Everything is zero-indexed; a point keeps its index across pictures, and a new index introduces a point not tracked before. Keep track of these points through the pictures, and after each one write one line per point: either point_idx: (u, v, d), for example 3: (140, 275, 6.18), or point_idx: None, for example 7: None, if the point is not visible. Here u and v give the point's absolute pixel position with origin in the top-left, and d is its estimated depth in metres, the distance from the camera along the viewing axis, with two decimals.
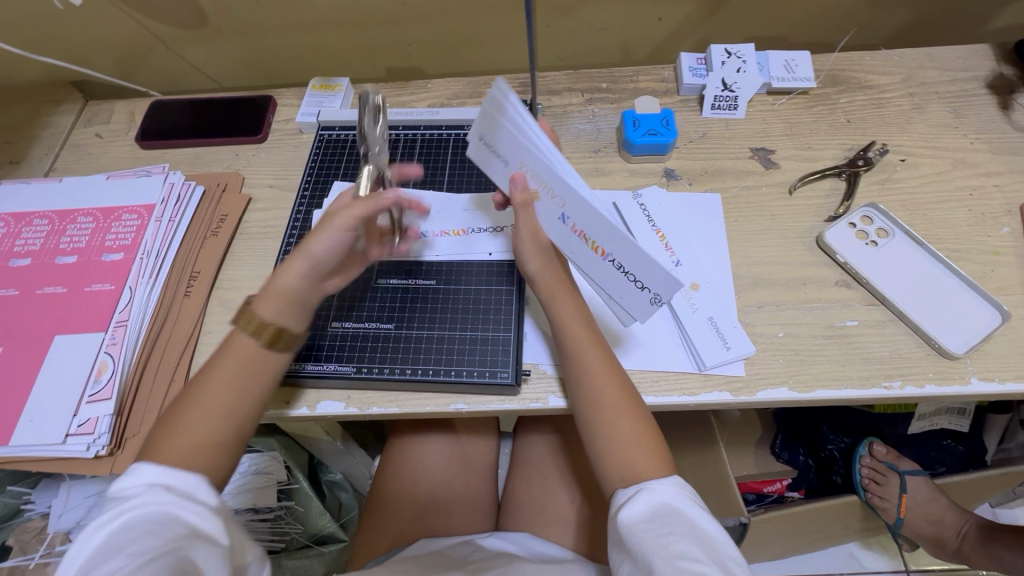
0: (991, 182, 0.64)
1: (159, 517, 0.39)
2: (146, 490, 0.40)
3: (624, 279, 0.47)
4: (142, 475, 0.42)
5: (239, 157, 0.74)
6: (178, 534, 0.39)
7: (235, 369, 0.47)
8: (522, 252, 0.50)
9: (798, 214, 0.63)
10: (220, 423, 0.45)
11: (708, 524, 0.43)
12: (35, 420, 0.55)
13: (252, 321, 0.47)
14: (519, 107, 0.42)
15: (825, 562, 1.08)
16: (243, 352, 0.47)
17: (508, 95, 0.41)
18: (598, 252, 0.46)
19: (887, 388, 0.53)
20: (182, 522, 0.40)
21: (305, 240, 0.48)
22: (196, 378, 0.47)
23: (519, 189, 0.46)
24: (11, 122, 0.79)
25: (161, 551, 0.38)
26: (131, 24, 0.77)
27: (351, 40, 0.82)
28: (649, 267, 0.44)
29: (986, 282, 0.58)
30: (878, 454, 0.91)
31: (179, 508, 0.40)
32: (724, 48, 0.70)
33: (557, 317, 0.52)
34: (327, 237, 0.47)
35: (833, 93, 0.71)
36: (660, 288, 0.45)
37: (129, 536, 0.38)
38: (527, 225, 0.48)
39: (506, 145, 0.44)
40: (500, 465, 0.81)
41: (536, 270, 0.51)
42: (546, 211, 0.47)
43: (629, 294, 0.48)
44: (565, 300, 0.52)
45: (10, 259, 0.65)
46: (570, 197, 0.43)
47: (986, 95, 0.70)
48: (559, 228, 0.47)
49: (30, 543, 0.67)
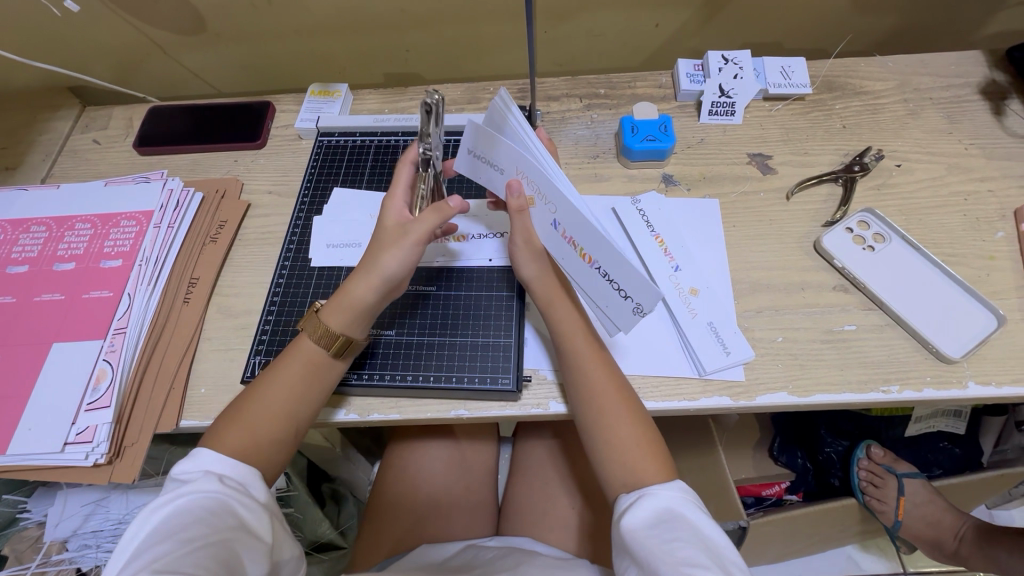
0: (986, 187, 0.64)
1: (211, 506, 0.41)
2: (202, 479, 0.43)
3: (611, 288, 0.47)
4: (201, 461, 0.45)
5: (237, 163, 0.74)
6: (228, 523, 0.41)
7: (303, 373, 0.50)
8: (518, 259, 0.52)
9: (796, 219, 0.64)
10: (279, 423, 0.49)
11: (712, 530, 0.43)
12: (34, 429, 0.55)
13: (319, 329, 0.51)
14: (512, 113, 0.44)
15: (823, 565, 1.09)
16: (310, 358, 0.51)
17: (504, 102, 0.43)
18: (586, 259, 0.47)
19: (885, 392, 0.54)
20: (232, 513, 0.41)
21: (375, 255, 0.51)
22: (261, 378, 0.51)
23: (514, 197, 0.47)
24: (7, 128, 0.78)
25: (211, 538, 0.39)
26: (129, 31, 0.77)
27: (350, 46, 0.83)
28: (630, 274, 0.44)
29: (982, 286, 0.59)
30: (876, 457, 0.92)
31: (230, 500, 0.42)
32: (721, 54, 0.71)
33: (556, 323, 0.53)
34: (400, 256, 0.50)
35: (829, 99, 0.72)
36: (642, 298, 0.45)
37: (182, 522, 0.40)
38: (521, 229, 0.50)
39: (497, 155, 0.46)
40: (501, 471, 0.81)
41: (532, 276, 0.53)
42: (540, 218, 0.49)
43: (614, 303, 0.48)
44: (564, 305, 0.53)
45: (8, 266, 0.64)
46: (558, 202, 0.45)
47: (980, 101, 0.70)
48: (551, 233, 0.49)
49: (25, 553, 0.64)
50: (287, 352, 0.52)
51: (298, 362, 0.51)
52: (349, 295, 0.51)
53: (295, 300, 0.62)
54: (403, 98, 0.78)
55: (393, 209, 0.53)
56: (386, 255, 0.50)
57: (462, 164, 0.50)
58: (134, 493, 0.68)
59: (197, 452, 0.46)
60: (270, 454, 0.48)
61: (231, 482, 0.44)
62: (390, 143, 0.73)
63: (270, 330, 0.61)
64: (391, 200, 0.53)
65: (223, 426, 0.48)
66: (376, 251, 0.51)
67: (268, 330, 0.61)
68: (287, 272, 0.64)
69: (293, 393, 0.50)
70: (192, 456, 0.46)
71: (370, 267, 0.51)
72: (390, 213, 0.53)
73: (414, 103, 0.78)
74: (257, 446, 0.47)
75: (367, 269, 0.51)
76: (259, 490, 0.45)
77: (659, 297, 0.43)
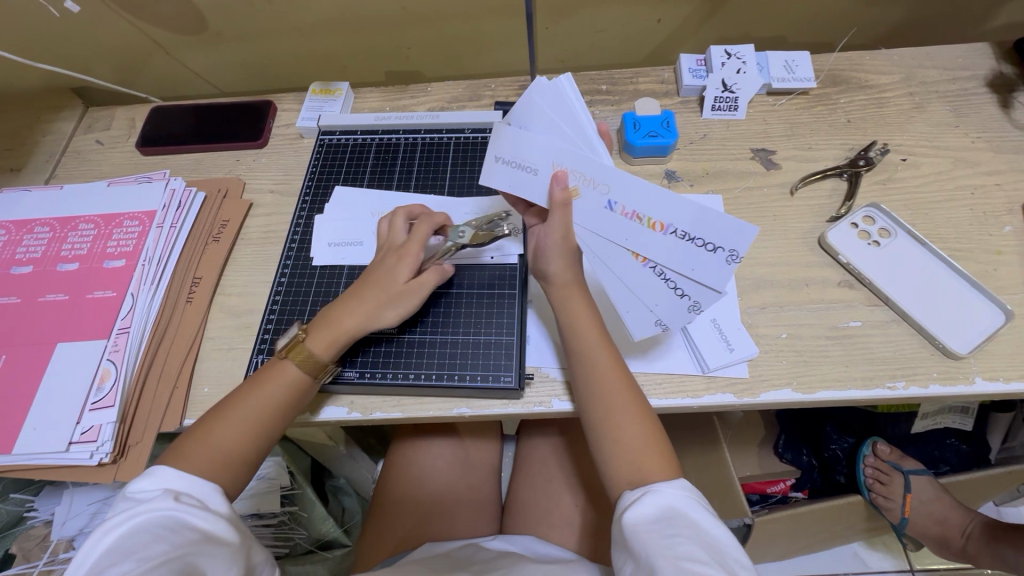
0: (993, 181, 0.64)
1: (168, 523, 0.41)
2: (158, 497, 0.42)
3: (664, 286, 0.49)
4: (159, 479, 0.44)
5: (239, 162, 0.74)
6: (190, 538, 0.40)
7: (283, 396, 0.51)
8: (546, 254, 0.51)
9: (799, 214, 0.63)
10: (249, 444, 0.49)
11: (713, 527, 0.42)
12: (39, 429, 0.55)
13: (307, 360, 0.52)
14: (567, 93, 0.46)
15: (829, 561, 1.08)
16: (291, 382, 0.52)
17: (565, 85, 0.46)
18: (638, 256, 0.49)
19: (891, 389, 0.53)
20: (192, 527, 0.41)
21: (369, 296, 0.53)
22: (233, 401, 0.50)
23: (561, 187, 0.47)
24: (11, 130, 0.79)
25: (171, 555, 0.39)
26: (131, 31, 0.77)
27: (351, 44, 0.82)
28: (701, 257, 0.47)
29: (989, 282, 0.58)
30: (882, 454, 0.90)
31: (188, 517, 0.41)
32: (724, 48, 0.70)
33: (569, 320, 0.52)
34: (399, 310, 0.53)
35: (833, 93, 0.71)
36: (701, 295, 0.48)
37: (138, 541, 0.39)
38: (561, 224, 0.49)
39: (546, 145, 0.47)
40: (504, 469, 0.81)
41: (557, 272, 0.52)
42: (587, 208, 0.49)
43: (663, 301, 0.50)
44: (578, 302, 0.52)
45: (12, 267, 0.64)
46: (618, 180, 0.46)
47: (986, 94, 0.69)
48: (603, 219, 0.49)
49: (33, 550, 0.65)
50: (264, 375, 0.52)
51: (279, 387, 0.51)
52: (343, 331, 0.53)
53: (297, 300, 0.62)
54: (404, 96, 0.78)
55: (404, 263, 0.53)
56: (391, 303, 0.53)
57: (492, 177, 0.49)
58: None
59: (154, 472, 0.45)
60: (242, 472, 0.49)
61: (188, 498, 0.43)
62: (390, 141, 0.73)
63: (272, 329, 0.61)
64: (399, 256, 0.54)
65: (191, 443, 0.48)
66: (376, 297, 0.53)
67: (271, 329, 0.61)
68: (288, 271, 0.64)
69: (272, 415, 0.51)
70: (149, 475, 0.45)
71: (371, 313, 0.53)
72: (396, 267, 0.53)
73: (416, 101, 0.77)
74: (231, 463, 0.48)
75: (361, 305, 0.53)
76: (218, 503, 0.45)
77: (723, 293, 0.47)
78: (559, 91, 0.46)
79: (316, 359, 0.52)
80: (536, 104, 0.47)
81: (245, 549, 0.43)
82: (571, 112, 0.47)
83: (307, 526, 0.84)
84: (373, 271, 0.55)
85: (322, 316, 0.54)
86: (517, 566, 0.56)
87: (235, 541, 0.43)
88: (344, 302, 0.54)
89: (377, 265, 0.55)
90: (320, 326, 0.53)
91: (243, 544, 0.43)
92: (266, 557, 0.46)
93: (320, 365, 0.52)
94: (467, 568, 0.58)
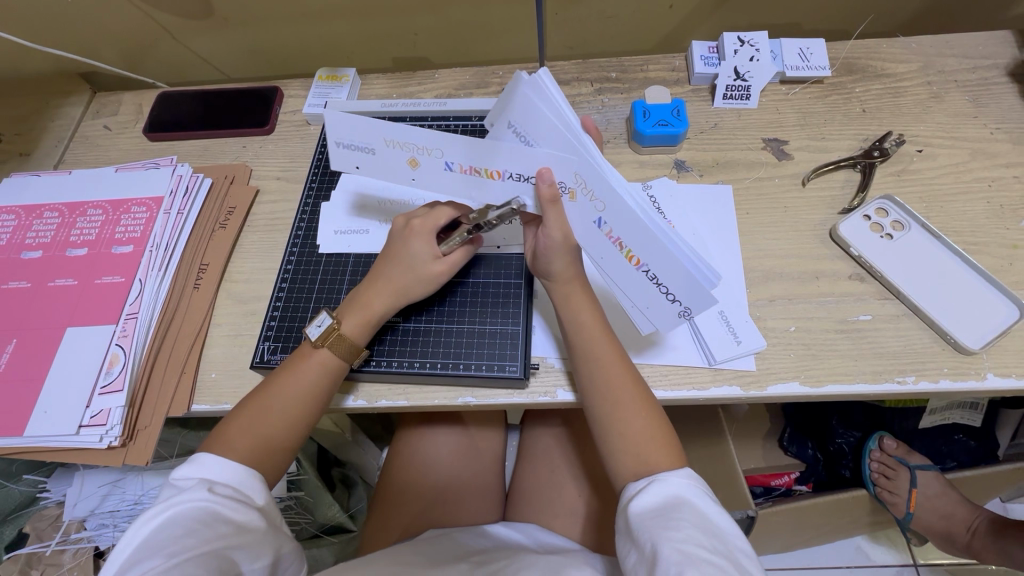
0: (1012, 173, 0.62)
1: (201, 514, 0.41)
2: (194, 487, 0.43)
3: (656, 291, 0.48)
4: (201, 465, 0.45)
5: (246, 148, 0.74)
6: (220, 533, 0.40)
7: (320, 381, 0.52)
8: (547, 255, 0.50)
9: (811, 206, 0.62)
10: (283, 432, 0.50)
11: (717, 515, 0.42)
12: (48, 412, 0.56)
13: (344, 346, 0.52)
14: (554, 91, 0.42)
15: (832, 553, 1.08)
16: (322, 366, 0.52)
17: (547, 80, 0.42)
18: (632, 260, 0.47)
19: (900, 383, 0.53)
20: (223, 519, 0.41)
21: (392, 279, 0.54)
22: (269, 389, 0.51)
23: (547, 185, 0.44)
24: (21, 114, 0.80)
25: (198, 551, 0.39)
26: (137, 15, 0.77)
27: (359, 30, 0.82)
28: (652, 242, 0.45)
29: (1003, 277, 0.57)
30: (888, 448, 0.90)
31: (223, 509, 0.42)
32: (737, 36, 0.68)
33: (576, 317, 0.52)
34: (428, 289, 0.55)
35: (848, 82, 0.70)
36: (692, 302, 0.47)
37: (169, 535, 0.39)
38: (558, 222, 0.47)
39: (412, 136, 0.45)
40: (508, 457, 0.82)
41: (560, 270, 0.51)
42: (432, 175, 0.48)
43: (656, 305, 0.49)
44: (579, 302, 0.52)
45: (22, 251, 0.65)
46: (446, 142, 0.45)
47: (1007, 83, 0.68)
48: (589, 230, 0.48)
49: (46, 531, 0.68)
50: (298, 360, 0.52)
51: (317, 373, 0.51)
52: (376, 313, 0.54)
53: (303, 288, 0.62)
54: (411, 82, 0.77)
55: (424, 244, 0.53)
56: (418, 286, 0.54)
57: (336, 161, 0.48)
58: (148, 474, 0.69)
59: (197, 458, 0.46)
60: (268, 458, 0.49)
61: (222, 488, 0.44)
62: None
63: (279, 317, 0.61)
64: (418, 232, 0.53)
65: (231, 430, 0.49)
66: (406, 278, 0.53)
67: (276, 317, 0.61)
68: (295, 258, 0.64)
69: (310, 402, 0.51)
70: (193, 462, 0.46)
71: (399, 292, 0.54)
72: (415, 246, 0.53)
73: (422, 88, 0.77)
74: (269, 450, 0.49)
75: (388, 286, 0.54)
76: (256, 492, 0.45)
77: (714, 300, 0.45)
78: (540, 86, 0.42)
79: (351, 343, 0.52)
80: (531, 103, 0.42)
81: (273, 542, 0.44)
82: (563, 112, 0.42)
83: (313, 511, 0.84)
84: (392, 246, 0.55)
85: (349, 299, 0.55)
86: (519, 555, 0.57)
87: (265, 534, 0.43)
88: (370, 280, 0.55)
89: (396, 242, 0.55)
90: (350, 309, 0.54)
91: (272, 536, 0.44)
92: (294, 551, 0.46)
93: (357, 350, 0.53)
94: (469, 556, 0.58)
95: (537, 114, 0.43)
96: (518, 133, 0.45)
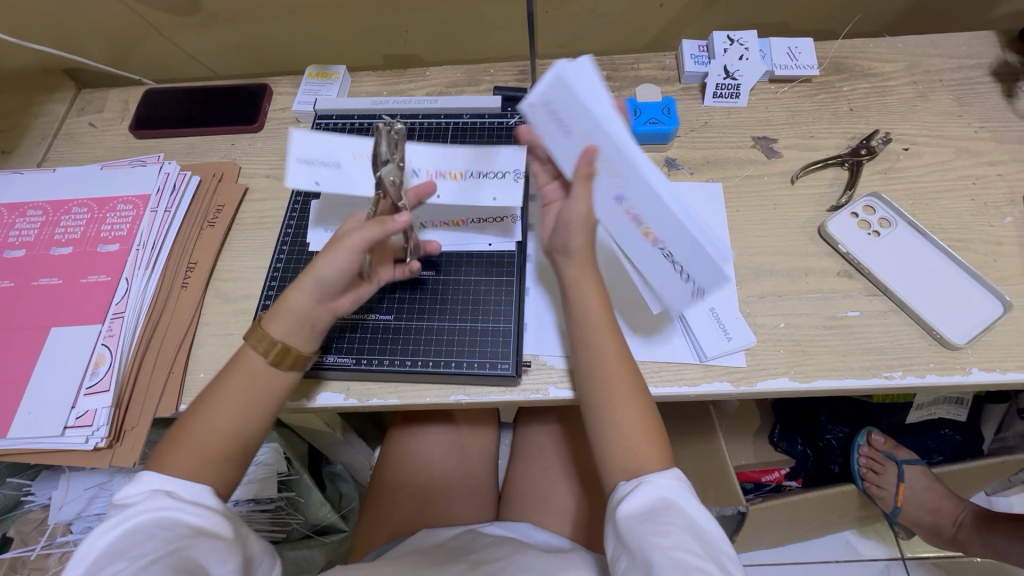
0: (995, 171, 0.63)
1: (163, 517, 0.40)
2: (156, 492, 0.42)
3: (671, 268, 0.48)
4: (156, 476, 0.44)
5: (235, 146, 0.73)
6: (181, 534, 0.40)
7: (245, 386, 0.48)
8: (566, 230, 0.49)
9: (799, 204, 0.63)
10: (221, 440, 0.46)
11: (701, 517, 0.43)
12: (33, 412, 0.55)
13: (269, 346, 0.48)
14: (597, 79, 0.43)
15: (821, 548, 1.09)
16: (251, 370, 0.48)
17: (592, 66, 0.43)
18: (649, 237, 0.47)
19: (887, 378, 0.53)
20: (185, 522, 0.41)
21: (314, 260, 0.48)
22: (200, 399, 0.48)
23: (586, 161, 0.45)
24: (4, 111, 0.78)
25: (161, 551, 0.38)
26: (123, 11, 0.76)
27: (350, 27, 0.81)
28: (671, 221, 0.44)
29: (988, 273, 0.58)
30: (876, 444, 0.92)
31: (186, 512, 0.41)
32: (726, 35, 0.69)
33: (581, 307, 0.51)
34: (338, 266, 0.47)
35: (836, 81, 0.70)
36: (707, 283, 0.46)
37: (132, 538, 0.39)
38: (584, 200, 0.46)
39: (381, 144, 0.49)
40: (501, 455, 0.82)
41: (577, 246, 0.50)
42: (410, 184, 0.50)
43: (669, 281, 0.49)
44: (590, 287, 0.51)
45: (5, 250, 0.64)
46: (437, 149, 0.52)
47: (991, 83, 0.69)
48: (610, 207, 0.48)
49: (30, 534, 0.67)
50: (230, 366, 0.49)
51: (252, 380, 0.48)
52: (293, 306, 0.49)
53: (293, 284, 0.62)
54: (402, 80, 0.77)
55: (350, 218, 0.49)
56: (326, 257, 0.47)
57: (293, 179, 0.47)
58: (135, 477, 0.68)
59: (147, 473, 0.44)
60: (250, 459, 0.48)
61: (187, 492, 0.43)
62: None
63: None
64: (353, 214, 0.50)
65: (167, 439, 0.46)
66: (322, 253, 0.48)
67: None
68: (285, 256, 0.63)
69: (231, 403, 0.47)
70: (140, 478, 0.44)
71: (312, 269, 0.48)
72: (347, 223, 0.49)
73: (413, 85, 0.77)
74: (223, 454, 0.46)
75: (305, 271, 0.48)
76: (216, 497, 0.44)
77: (727, 278, 0.44)
78: (583, 70, 0.43)
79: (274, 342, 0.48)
80: (571, 87, 0.43)
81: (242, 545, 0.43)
82: (600, 98, 0.43)
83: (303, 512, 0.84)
84: None
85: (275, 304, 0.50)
86: (513, 553, 0.56)
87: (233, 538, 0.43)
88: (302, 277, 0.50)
89: None
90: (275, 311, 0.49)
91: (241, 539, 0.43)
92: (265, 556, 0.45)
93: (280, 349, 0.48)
94: (462, 557, 0.57)
95: (577, 98, 0.43)
96: (555, 114, 0.45)
